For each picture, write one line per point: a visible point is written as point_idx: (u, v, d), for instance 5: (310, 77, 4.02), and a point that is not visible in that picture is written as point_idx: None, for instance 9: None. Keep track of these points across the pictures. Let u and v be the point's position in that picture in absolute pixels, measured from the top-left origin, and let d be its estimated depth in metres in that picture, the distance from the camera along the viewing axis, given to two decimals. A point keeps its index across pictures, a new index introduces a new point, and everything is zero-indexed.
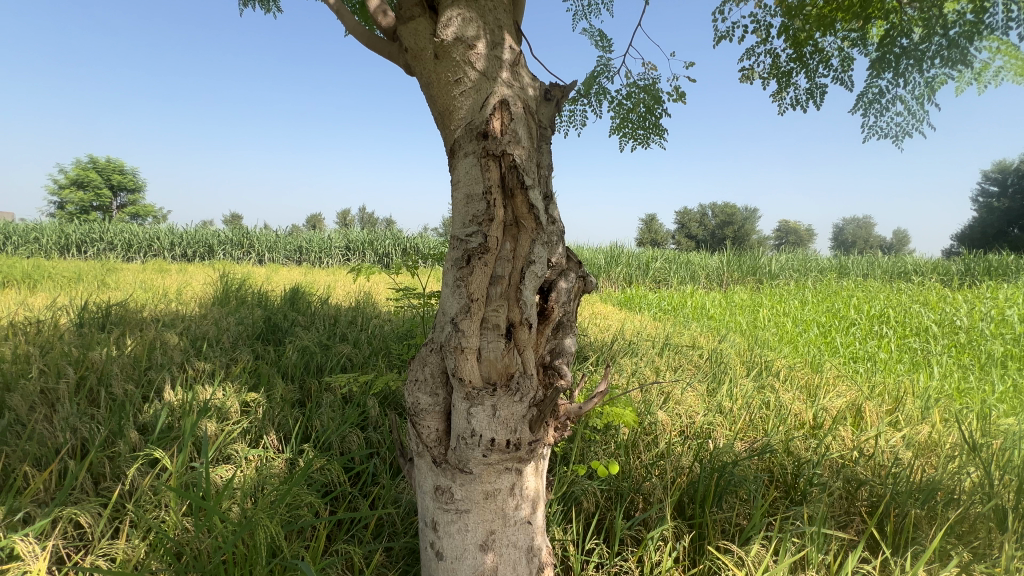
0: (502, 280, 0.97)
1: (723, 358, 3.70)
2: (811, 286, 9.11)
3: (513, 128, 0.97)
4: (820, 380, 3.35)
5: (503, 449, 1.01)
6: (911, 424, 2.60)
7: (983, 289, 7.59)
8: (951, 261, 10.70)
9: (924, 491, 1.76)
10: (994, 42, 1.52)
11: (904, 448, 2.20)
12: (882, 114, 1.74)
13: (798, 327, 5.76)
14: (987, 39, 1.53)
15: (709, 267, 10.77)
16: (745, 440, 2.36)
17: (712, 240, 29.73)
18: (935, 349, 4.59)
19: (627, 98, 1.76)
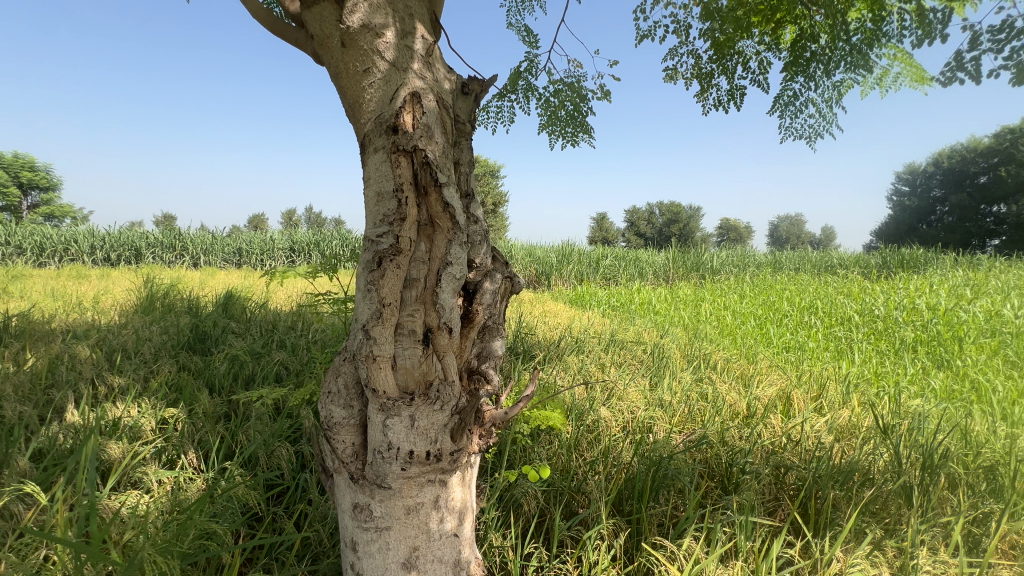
0: (417, 283, 0.92)
1: (666, 352, 3.82)
2: (748, 281, 9.61)
3: (426, 122, 0.91)
4: (754, 371, 3.53)
5: (423, 461, 0.96)
6: (833, 408, 2.78)
7: (896, 281, 8.31)
8: (870, 254, 11.63)
9: (844, 472, 1.86)
10: (891, 49, 1.62)
11: (826, 433, 2.34)
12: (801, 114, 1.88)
13: (737, 320, 6.06)
14: (886, 46, 1.64)
15: (656, 264, 11.12)
16: (682, 432, 2.44)
17: (659, 238, 30.83)
18: (856, 337, 4.96)
19: (554, 96, 1.75)
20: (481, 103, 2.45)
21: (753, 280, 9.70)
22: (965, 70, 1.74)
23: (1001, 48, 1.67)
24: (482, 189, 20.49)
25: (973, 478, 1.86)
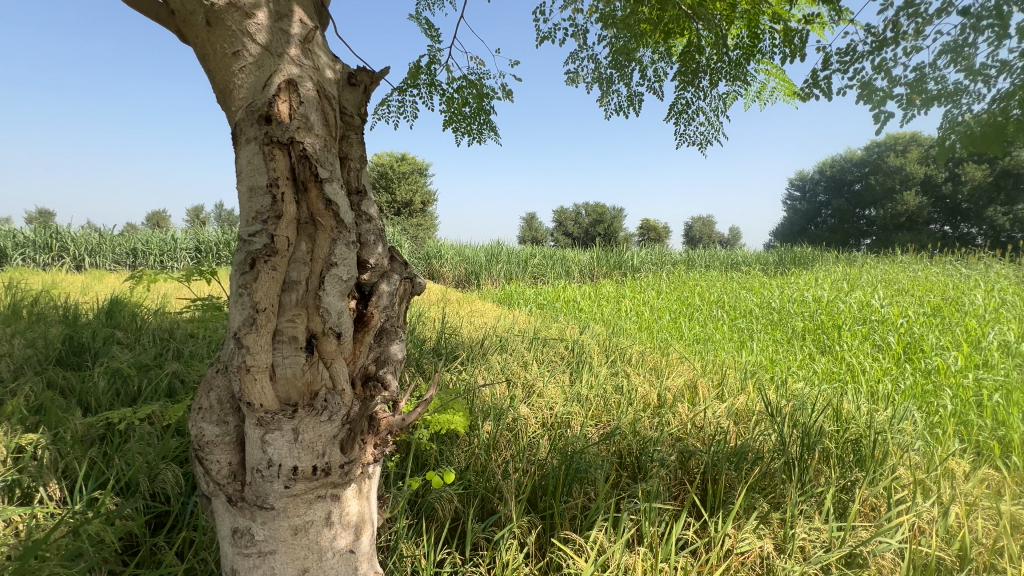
0: (297, 285, 0.86)
1: (586, 348, 3.95)
2: (665, 277, 10.23)
3: (304, 113, 0.85)
4: (666, 362, 3.75)
5: (309, 476, 0.89)
6: (732, 394, 3.03)
7: (789, 277, 9.25)
8: (768, 252, 12.87)
9: (738, 454, 2.02)
10: (765, 65, 1.78)
11: (725, 418, 2.54)
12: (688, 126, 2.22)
13: (654, 315, 6.43)
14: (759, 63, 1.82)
15: (581, 262, 11.50)
16: (598, 424, 2.53)
17: (586, 237, 31.96)
18: (755, 327, 5.45)
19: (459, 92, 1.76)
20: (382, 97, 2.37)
21: (670, 277, 10.36)
22: (820, 86, 1.96)
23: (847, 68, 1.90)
24: (410, 187, 20.04)
25: (842, 450, 2.10)
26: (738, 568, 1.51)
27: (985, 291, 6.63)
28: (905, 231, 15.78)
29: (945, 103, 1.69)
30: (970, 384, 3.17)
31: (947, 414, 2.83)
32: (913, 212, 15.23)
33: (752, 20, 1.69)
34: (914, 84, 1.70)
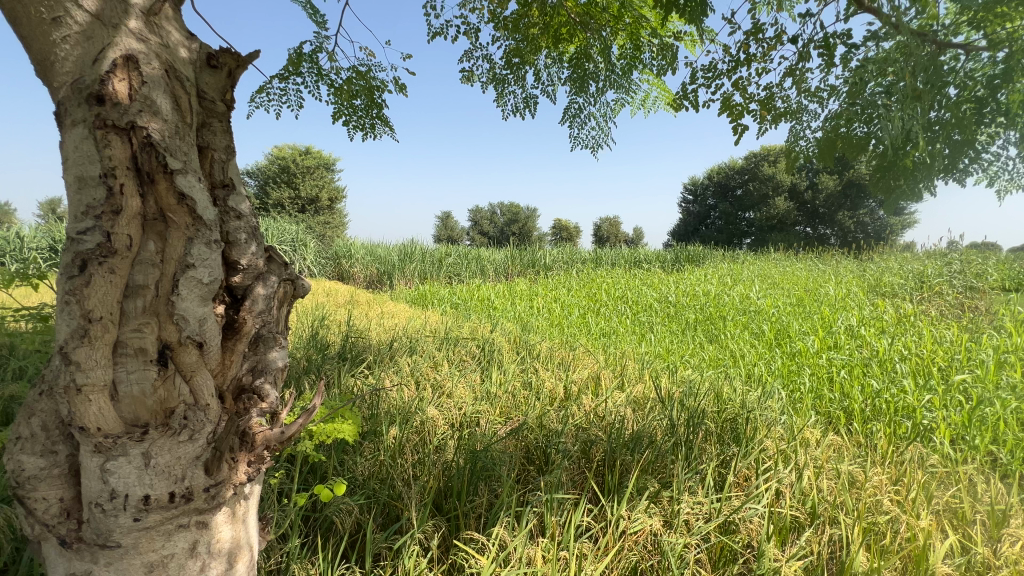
0: (144, 290, 0.76)
1: (498, 346, 3.99)
2: (575, 275, 10.66)
3: (147, 94, 0.75)
4: (573, 357, 3.92)
5: (165, 505, 0.80)
6: (632, 382, 3.24)
7: (683, 273, 10.11)
8: (666, 251, 13.95)
9: (633, 440, 2.17)
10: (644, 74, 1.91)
11: (623, 406, 2.72)
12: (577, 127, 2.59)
13: (564, 311, 6.68)
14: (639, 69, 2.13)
15: (496, 261, 11.60)
16: (507, 421, 2.57)
17: (501, 237, 32.33)
18: (654, 320, 5.90)
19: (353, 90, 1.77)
20: (261, 85, 2.19)
21: (579, 275, 10.83)
22: (689, 98, 2.14)
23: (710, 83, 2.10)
24: (316, 183, 18.84)
25: (721, 428, 2.34)
26: (632, 547, 1.60)
27: (836, 284, 7.75)
28: (776, 232, 17.98)
29: (787, 120, 1.91)
30: (823, 363, 3.69)
31: (806, 391, 3.26)
32: (783, 215, 17.40)
33: (634, 32, 2.00)
34: (764, 101, 1.88)
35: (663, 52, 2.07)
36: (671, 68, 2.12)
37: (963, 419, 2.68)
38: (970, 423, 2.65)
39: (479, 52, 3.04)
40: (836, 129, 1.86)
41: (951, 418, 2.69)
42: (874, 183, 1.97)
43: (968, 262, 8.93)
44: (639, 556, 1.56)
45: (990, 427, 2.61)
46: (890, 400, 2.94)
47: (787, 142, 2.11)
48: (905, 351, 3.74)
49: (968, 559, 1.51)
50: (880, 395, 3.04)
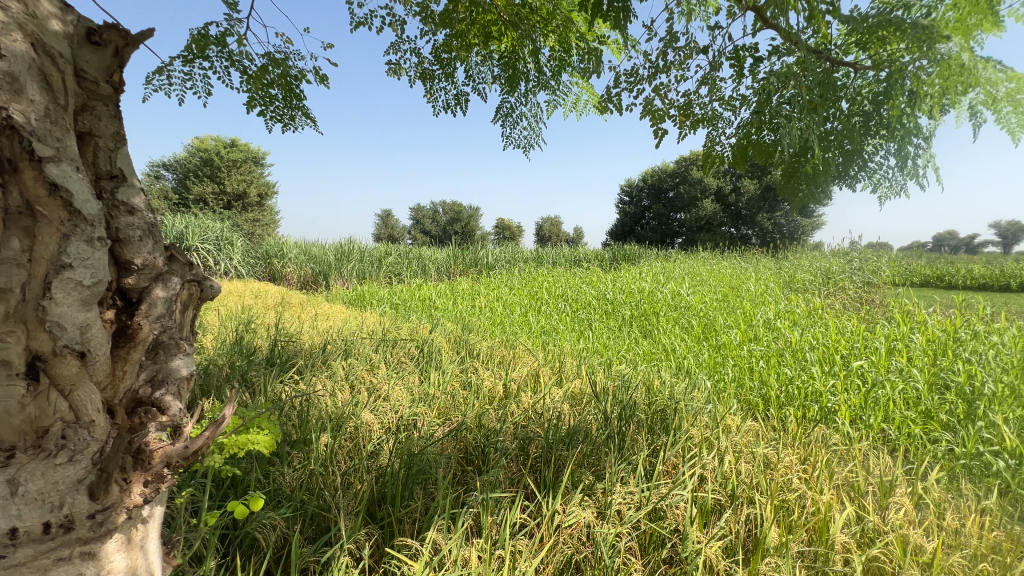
0: (7, 294, 0.67)
1: (438, 346, 3.94)
2: (517, 274, 10.75)
3: (9, 71, 0.65)
4: (513, 355, 3.94)
5: (39, 536, 0.70)
6: (569, 378, 3.32)
7: (620, 271, 10.50)
8: (605, 250, 14.42)
9: (569, 435, 2.22)
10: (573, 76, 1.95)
11: (561, 402, 2.77)
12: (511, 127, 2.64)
13: (506, 310, 6.72)
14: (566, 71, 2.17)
15: (438, 260, 11.44)
16: (445, 422, 2.54)
17: (443, 236, 31.96)
18: (592, 317, 6.08)
19: (269, 79, 1.79)
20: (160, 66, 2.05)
21: (521, 274, 10.94)
22: (613, 101, 2.22)
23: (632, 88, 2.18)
24: (243, 177, 17.66)
25: (652, 419, 2.45)
26: (567, 540, 1.62)
27: (756, 281, 8.37)
28: (704, 232, 19.13)
29: (703, 126, 2.02)
30: (744, 354, 3.97)
31: (728, 380, 3.49)
32: (710, 216, 18.53)
33: (563, 35, 2.06)
34: (683, 107, 1.97)
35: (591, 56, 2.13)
36: (598, 71, 2.19)
37: (859, 401, 2.98)
38: (865, 404, 2.94)
39: (407, 45, 2.98)
40: (747, 137, 1.99)
41: (851, 400, 2.98)
42: (781, 188, 2.12)
43: (866, 261, 9.96)
44: (573, 548, 1.59)
45: (882, 407, 2.92)
46: (801, 386, 3.21)
47: (705, 147, 2.24)
48: (813, 342, 4.10)
49: (862, 527, 1.67)
50: (792, 382, 3.31)
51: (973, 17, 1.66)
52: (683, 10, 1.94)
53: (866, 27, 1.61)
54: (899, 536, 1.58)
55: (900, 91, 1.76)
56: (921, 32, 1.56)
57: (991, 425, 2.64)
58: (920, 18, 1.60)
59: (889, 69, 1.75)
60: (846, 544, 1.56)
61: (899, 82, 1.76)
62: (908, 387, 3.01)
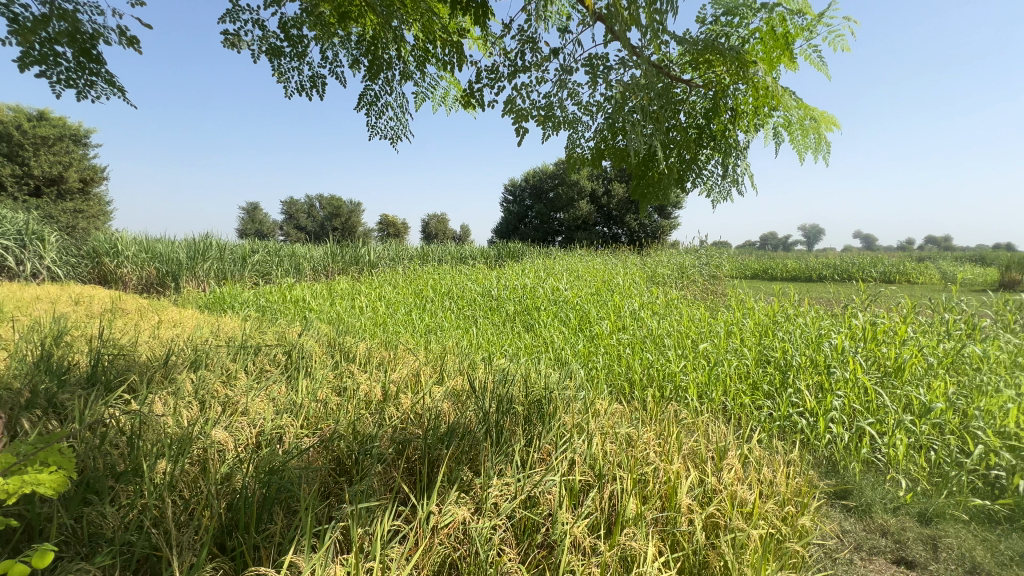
0: None
1: (311, 351, 3.64)
2: (402, 272, 10.42)
3: None
4: (394, 356, 3.80)
5: None
6: (451, 376, 3.30)
7: (506, 268, 10.76)
8: (490, 247, 14.65)
9: (448, 432, 2.20)
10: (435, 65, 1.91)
11: (441, 400, 2.74)
12: (377, 118, 2.52)
13: (389, 309, 6.46)
14: (431, 61, 2.14)
15: (314, 258, 10.60)
16: (314, 432, 2.35)
17: (321, 231, 29.74)
18: (477, 313, 6.14)
19: (49, 35, 1.66)
20: None
21: (407, 271, 10.64)
22: (475, 97, 2.23)
23: (494, 86, 2.21)
24: (56, 157, 14.46)
25: (529, 409, 2.53)
26: (442, 540, 1.60)
27: (625, 275, 9.20)
28: (582, 230, 20.48)
29: (564, 128, 2.13)
30: (613, 343, 4.32)
31: (599, 368, 3.77)
32: (586, 217, 19.92)
33: (428, 25, 2.01)
34: (545, 109, 2.03)
35: (455, 50, 2.12)
36: (461, 65, 2.18)
37: (704, 378, 3.42)
38: (708, 381, 3.39)
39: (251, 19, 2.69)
40: (603, 140, 2.14)
41: (698, 378, 3.41)
42: (633, 190, 2.33)
43: (711, 257, 11.51)
44: (449, 548, 1.57)
45: (721, 382, 3.39)
46: (660, 369, 3.60)
47: (567, 150, 2.36)
48: (669, 329, 4.61)
49: (703, 488, 1.91)
50: (652, 366, 3.68)
51: (774, 51, 1.98)
52: (539, 13, 2.01)
53: (697, 49, 1.83)
54: (729, 492, 1.83)
55: (723, 109, 2.04)
56: (737, 58, 1.82)
57: (797, 390, 3.21)
58: (735, 47, 1.86)
59: (715, 88, 2.01)
60: (690, 506, 1.76)
61: (722, 101, 2.03)
62: (740, 364, 3.54)
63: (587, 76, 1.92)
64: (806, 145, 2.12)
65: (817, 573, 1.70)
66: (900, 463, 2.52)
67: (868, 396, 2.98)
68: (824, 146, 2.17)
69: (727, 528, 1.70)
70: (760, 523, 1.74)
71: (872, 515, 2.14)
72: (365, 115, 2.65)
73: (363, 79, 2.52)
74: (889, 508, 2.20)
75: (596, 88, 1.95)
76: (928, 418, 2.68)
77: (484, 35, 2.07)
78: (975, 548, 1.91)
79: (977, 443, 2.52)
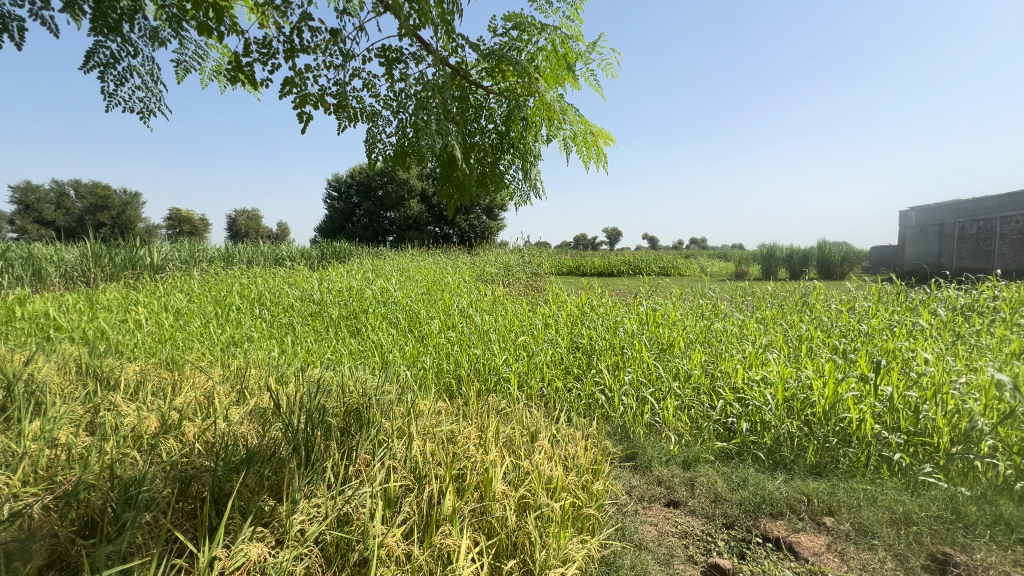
0: None
1: (50, 381, 2.78)
2: (198, 276, 8.83)
3: None
4: (181, 378, 3.17)
5: None
6: (254, 394, 2.89)
7: (330, 269, 10.02)
8: (313, 246, 13.45)
9: (244, 459, 1.90)
10: None
11: (239, 423, 2.37)
12: (115, 81, 2.04)
13: (178, 321, 5.39)
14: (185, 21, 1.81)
15: (64, 260, 8.22)
16: (46, 488, 1.80)
17: (78, 226, 23.32)
18: (295, 320, 5.55)
19: None
20: None
21: (205, 275, 9.04)
22: (245, 72, 1.96)
23: (267, 61, 1.98)
24: None
25: (346, 419, 2.36)
26: None
27: (455, 274, 9.43)
28: (414, 230, 20.28)
29: (361, 120, 2.03)
30: (442, 342, 4.34)
31: (428, 368, 3.75)
32: (417, 216, 19.90)
33: None
34: (335, 95, 1.89)
35: (217, 12, 1.83)
36: (224, 31, 1.90)
37: (524, 368, 3.67)
38: (527, 371, 3.65)
39: None
40: (405, 138, 2.11)
41: (518, 369, 3.65)
42: (440, 191, 2.35)
43: (533, 256, 12.53)
44: None
45: (538, 370, 3.68)
46: (484, 364, 3.74)
47: (365, 144, 2.25)
48: (494, 325, 4.83)
49: (517, 472, 2.03)
50: (478, 361, 3.80)
51: (558, 70, 2.21)
52: None
53: (490, 58, 1.92)
54: (537, 472, 1.99)
55: (518, 120, 2.18)
56: (525, 72, 1.97)
57: (598, 371, 3.68)
58: (523, 61, 2.02)
59: (510, 99, 2.14)
60: (504, 492, 1.86)
61: (516, 114, 2.18)
62: (554, 352, 3.90)
63: (382, 67, 1.85)
64: (589, 155, 2.42)
65: (609, 529, 1.96)
66: (670, 422, 3.09)
67: (650, 370, 3.57)
68: (602, 160, 2.50)
69: (535, 506, 1.84)
70: (563, 495, 1.93)
71: (651, 470, 2.56)
72: (99, 76, 2.13)
73: (89, 32, 2.01)
74: (663, 461, 2.66)
75: (390, 81, 1.89)
76: (689, 383, 3.34)
77: (253, 3, 1.83)
78: (716, 480, 2.44)
79: (719, 398, 3.23)
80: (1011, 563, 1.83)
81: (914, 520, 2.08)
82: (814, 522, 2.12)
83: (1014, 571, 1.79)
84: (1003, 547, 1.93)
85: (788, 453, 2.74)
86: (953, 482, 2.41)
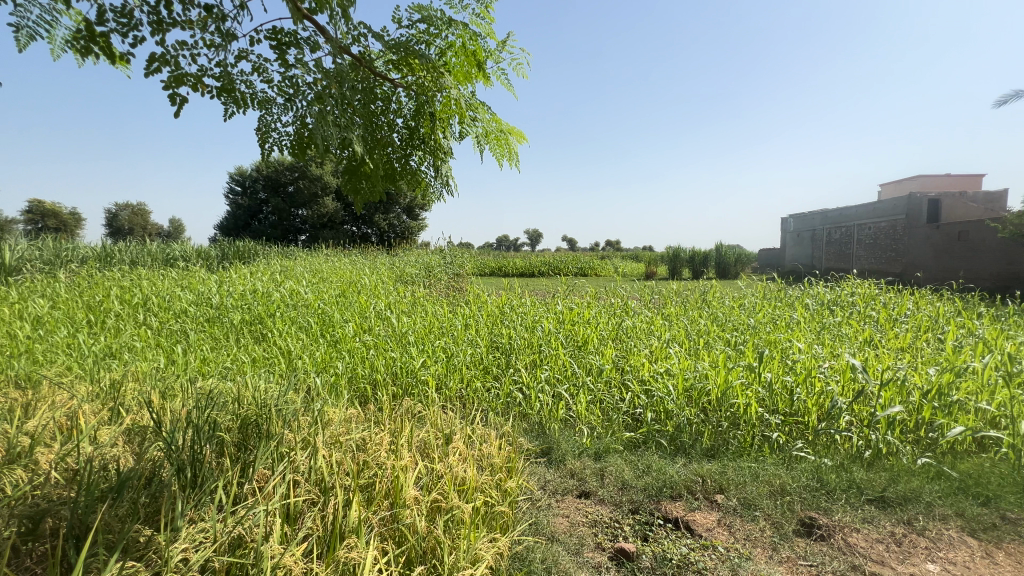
0: None
1: None
2: (66, 278, 7.65)
3: None
4: (37, 397, 2.71)
5: None
6: (132, 411, 2.55)
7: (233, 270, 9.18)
8: (212, 245, 12.24)
9: (114, 485, 1.67)
10: None
11: (110, 445, 2.08)
12: None
13: (36, 331, 4.62)
14: None
15: None
16: None
17: None
18: (188, 326, 5.00)
19: None
20: None
21: (75, 277, 7.86)
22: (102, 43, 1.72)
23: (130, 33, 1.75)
24: None
25: (242, 433, 2.16)
26: None
27: (373, 275, 9.08)
28: (328, 229, 19.24)
29: (252, 107, 1.87)
30: (356, 345, 4.14)
31: (340, 374, 3.55)
32: (332, 215, 18.91)
33: None
34: (219, 77, 1.73)
35: None
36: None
37: (443, 370, 3.62)
38: (446, 373, 3.60)
39: None
40: (304, 128, 1.99)
41: (436, 372, 3.58)
42: (346, 186, 2.24)
43: (455, 258, 12.45)
44: None
45: (456, 371, 3.65)
46: (401, 368, 3.63)
47: (257, 133, 2.08)
48: (413, 327, 4.71)
49: (429, 476, 1.99)
50: (395, 364, 3.68)
51: (468, 67, 2.21)
52: None
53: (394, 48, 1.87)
54: (450, 474, 1.97)
55: (428, 116, 2.15)
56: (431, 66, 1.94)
57: (517, 370, 3.72)
58: (430, 55, 1.99)
59: (418, 94, 2.10)
60: (415, 497, 1.81)
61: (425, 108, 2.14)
62: (473, 352, 3.88)
63: (274, 51, 1.73)
64: (501, 154, 2.43)
65: (522, 525, 1.99)
66: (584, 416, 3.21)
67: (565, 367, 3.69)
68: (513, 160, 2.53)
69: (447, 508, 1.82)
70: (475, 495, 1.93)
71: (565, 463, 2.64)
72: None
73: None
74: (576, 454, 2.76)
75: (284, 66, 1.77)
76: (601, 378, 3.49)
77: None
78: (624, 469, 2.58)
79: (628, 391, 3.41)
80: (861, 521, 2.14)
81: (788, 491, 2.35)
82: (707, 500, 2.32)
83: (863, 527, 2.10)
84: (854, 507, 2.24)
85: (687, 439, 2.96)
86: (819, 454, 2.76)
